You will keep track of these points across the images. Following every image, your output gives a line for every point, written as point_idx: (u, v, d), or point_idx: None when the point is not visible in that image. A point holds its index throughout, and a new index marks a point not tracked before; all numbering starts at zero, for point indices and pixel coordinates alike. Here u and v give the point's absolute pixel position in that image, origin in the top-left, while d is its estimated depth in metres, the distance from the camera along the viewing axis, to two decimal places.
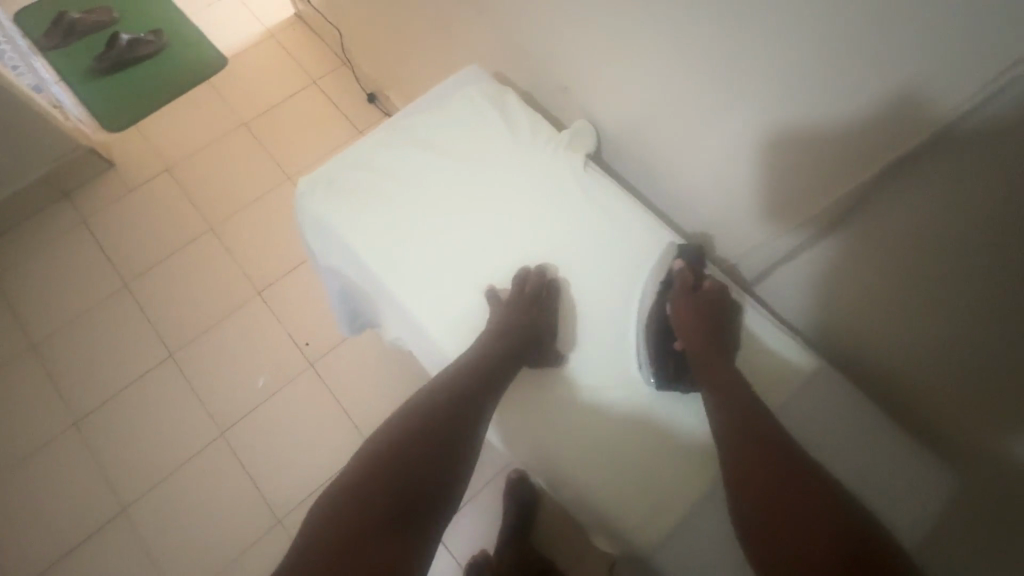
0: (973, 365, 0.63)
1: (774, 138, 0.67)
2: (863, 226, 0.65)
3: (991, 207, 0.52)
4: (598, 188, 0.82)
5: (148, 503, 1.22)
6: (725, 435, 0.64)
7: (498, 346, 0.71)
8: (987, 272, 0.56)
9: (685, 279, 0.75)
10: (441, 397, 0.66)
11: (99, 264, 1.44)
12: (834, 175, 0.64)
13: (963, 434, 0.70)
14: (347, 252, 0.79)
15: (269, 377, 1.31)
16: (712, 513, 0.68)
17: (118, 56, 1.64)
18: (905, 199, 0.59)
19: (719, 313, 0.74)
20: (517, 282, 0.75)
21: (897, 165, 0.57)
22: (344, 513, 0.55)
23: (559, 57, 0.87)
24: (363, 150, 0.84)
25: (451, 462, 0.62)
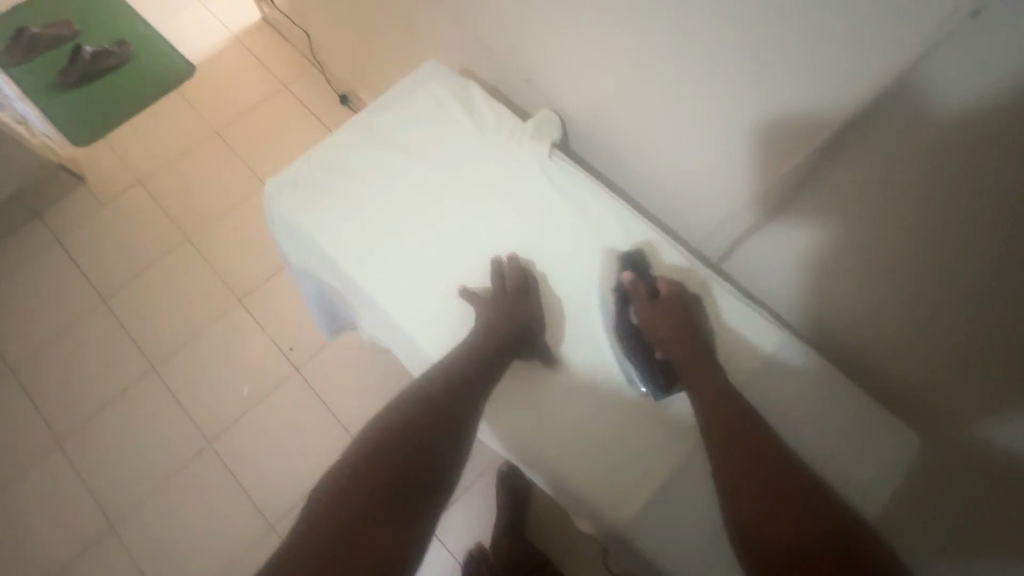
0: (933, 317, 0.65)
1: (731, 115, 0.69)
2: (817, 194, 0.66)
3: (939, 162, 0.54)
4: (570, 177, 0.83)
5: (137, 523, 1.20)
6: (711, 432, 0.64)
7: (488, 337, 0.71)
8: (937, 225, 0.57)
9: (640, 291, 0.75)
10: (434, 389, 0.66)
11: (75, 279, 1.42)
12: (797, 147, 0.65)
13: (949, 414, 0.71)
14: (319, 253, 0.79)
15: (254, 386, 1.31)
16: (691, 484, 0.69)
17: (83, 67, 1.62)
18: (870, 169, 0.60)
19: (685, 315, 0.73)
20: (495, 275, 0.76)
21: (847, 128, 0.59)
22: (347, 494, 0.55)
23: (519, 49, 0.87)
24: (323, 149, 0.84)
25: (441, 449, 0.62)
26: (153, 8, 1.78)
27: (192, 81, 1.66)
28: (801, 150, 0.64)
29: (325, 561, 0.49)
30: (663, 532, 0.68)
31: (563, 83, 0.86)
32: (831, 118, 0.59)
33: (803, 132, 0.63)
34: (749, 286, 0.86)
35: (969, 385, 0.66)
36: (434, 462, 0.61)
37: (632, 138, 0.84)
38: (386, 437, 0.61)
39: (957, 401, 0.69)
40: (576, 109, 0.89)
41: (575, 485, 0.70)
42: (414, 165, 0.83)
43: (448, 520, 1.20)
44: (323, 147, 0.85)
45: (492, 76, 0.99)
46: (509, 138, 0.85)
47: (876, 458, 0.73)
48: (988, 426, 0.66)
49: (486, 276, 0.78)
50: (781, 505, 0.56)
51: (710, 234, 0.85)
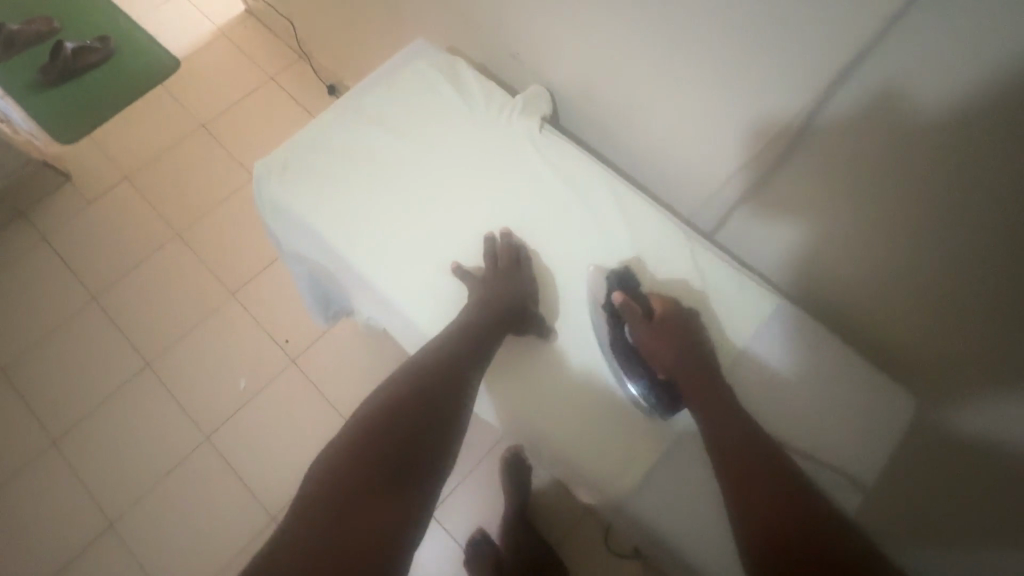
0: (927, 278, 0.64)
1: (716, 84, 0.68)
2: (806, 157, 0.66)
3: (928, 112, 0.53)
4: (559, 151, 0.83)
5: (136, 520, 1.19)
6: (716, 443, 0.61)
7: (481, 314, 0.71)
8: (927, 183, 0.57)
9: (634, 310, 0.70)
10: (428, 366, 0.66)
11: (64, 279, 1.40)
12: (784, 111, 0.64)
13: (947, 379, 0.71)
14: (309, 234, 0.78)
15: (250, 379, 1.30)
16: (688, 453, 0.70)
17: (63, 63, 1.59)
18: (859, 128, 0.60)
19: (683, 336, 0.70)
20: (489, 255, 0.75)
21: (833, 84, 0.58)
22: (347, 472, 0.55)
23: (505, 26, 0.86)
24: (311, 129, 0.83)
25: (439, 425, 0.62)
26: (135, 2, 1.76)
27: (176, 75, 1.63)
28: (787, 113, 0.64)
29: (324, 538, 0.49)
30: (662, 500, 0.68)
31: (550, 58, 0.85)
32: (816, 78, 0.59)
33: (788, 95, 0.63)
34: (741, 254, 0.86)
35: (966, 347, 0.66)
36: (431, 438, 0.61)
37: (621, 112, 0.83)
38: (381, 415, 0.61)
39: (951, 365, 0.69)
40: (565, 85, 0.88)
41: (575, 457, 0.70)
42: (402, 144, 0.82)
43: (450, 506, 1.20)
44: (311, 127, 0.84)
45: (480, 57, 0.97)
46: (498, 115, 0.85)
47: (876, 424, 0.72)
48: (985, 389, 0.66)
49: (480, 255, 0.77)
50: (781, 507, 0.54)
51: (703, 206, 0.85)
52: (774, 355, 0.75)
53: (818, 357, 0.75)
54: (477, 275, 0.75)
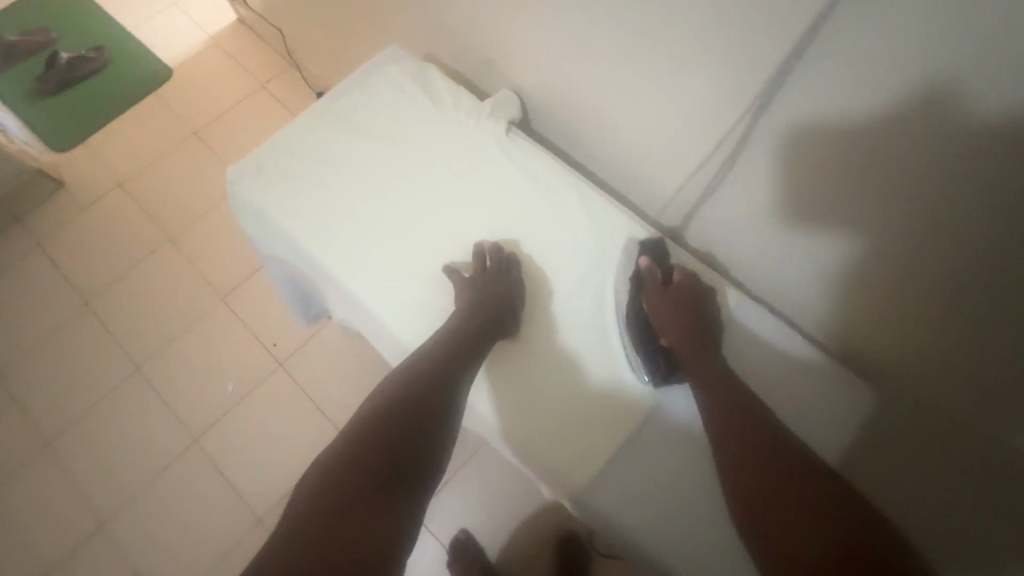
0: (880, 271, 0.66)
1: (672, 82, 0.69)
2: (760, 153, 0.68)
3: (868, 101, 0.55)
4: (526, 153, 0.84)
5: (126, 520, 1.21)
6: (715, 429, 0.64)
7: (468, 316, 0.72)
8: (874, 173, 0.59)
9: (655, 276, 0.75)
10: (416, 371, 0.68)
11: (57, 284, 1.43)
12: (736, 106, 0.66)
13: (902, 367, 0.74)
14: (282, 237, 0.80)
15: (239, 381, 1.32)
16: (644, 442, 0.73)
17: (59, 72, 1.63)
18: (807, 121, 0.61)
19: (696, 305, 0.74)
20: (477, 258, 0.77)
21: (777, 78, 0.60)
22: (348, 469, 0.56)
23: (476, 31, 0.88)
24: (284, 133, 0.85)
25: (434, 426, 0.64)
26: (127, 11, 1.79)
27: (169, 83, 1.66)
28: (738, 110, 0.66)
29: (320, 538, 0.50)
30: (617, 492, 0.71)
31: (519, 63, 0.86)
32: (764, 72, 0.60)
33: (739, 91, 0.64)
34: (706, 252, 0.87)
35: (928, 335, 0.67)
36: (423, 437, 0.62)
37: (589, 114, 0.84)
38: (373, 419, 0.62)
39: (914, 357, 0.71)
40: (534, 91, 0.89)
41: (536, 453, 0.72)
42: (373, 147, 0.84)
43: (435, 507, 1.21)
44: (285, 131, 0.85)
45: (455, 63, 0.99)
46: (467, 117, 0.86)
47: (838, 415, 0.75)
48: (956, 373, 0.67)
49: (469, 255, 0.79)
50: (784, 479, 0.56)
51: (667, 207, 0.86)
52: (770, 339, 0.78)
53: (773, 352, 0.78)
54: (466, 274, 0.77)
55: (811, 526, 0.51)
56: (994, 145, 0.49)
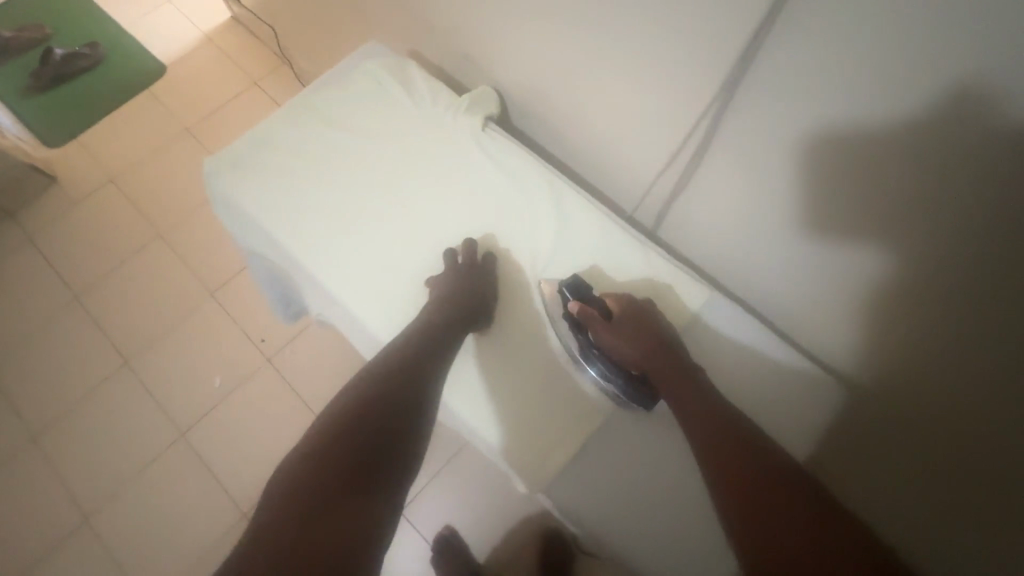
0: (846, 267, 0.66)
1: (643, 75, 0.70)
2: (728, 146, 0.68)
3: (827, 93, 0.56)
4: (500, 148, 0.85)
5: (112, 514, 1.21)
6: (696, 435, 0.62)
7: (441, 314, 0.73)
8: (838, 166, 0.59)
9: (592, 316, 0.71)
10: (389, 369, 0.68)
11: (48, 279, 1.43)
12: (703, 99, 0.66)
13: (869, 373, 0.73)
14: (258, 230, 0.80)
15: (226, 376, 1.32)
16: (609, 440, 0.75)
17: (53, 69, 1.64)
18: (770, 114, 0.61)
19: (642, 327, 0.70)
20: (449, 258, 0.77)
21: (739, 70, 0.61)
22: (313, 471, 0.55)
23: (456, 28, 0.88)
24: (261, 128, 0.86)
25: (402, 421, 0.63)
26: (121, 8, 1.80)
27: (162, 80, 1.67)
28: (704, 102, 0.66)
29: (300, 545, 0.47)
30: (581, 488, 0.73)
31: (499, 59, 0.87)
32: (728, 65, 0.61)
33: (705, 84, 0.65)
34: (680, 248, 0.88)
35: (887, 335, 0.67)
36: (399, 429, 0.62)
37: (566, 111, 0.85)
38: (344, 418, 0.61)
39: (873, 359, 0.71)
40: (513, 87, 0.89)
41: (502, 450, 0.73)
42: (349, 140, 0.84)
43: (419, 505, 1.22)
44: (262, 125, 0.86)
45: (438, 60, 1.00)
46: (444, 113, 0.87)
47: (805, 410, 0.76)
48: (920, 380, 0.67)
49: (440, 259, 0.79)
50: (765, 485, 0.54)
51: (642, 204, 0.87)
52: (743, 335, 0.79)
53: (744, 349, 0.78)
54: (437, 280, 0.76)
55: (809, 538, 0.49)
56: (952, 134, 0.50)
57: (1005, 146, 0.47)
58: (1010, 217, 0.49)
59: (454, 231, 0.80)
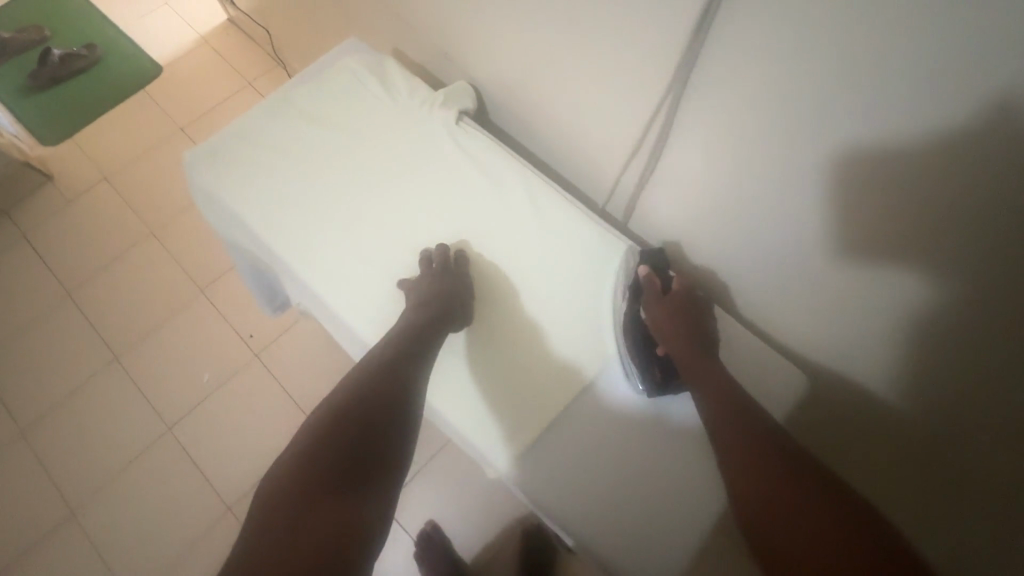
0: (804, 257, 0.68)
1: (605, 68, 0.71)
2: (685, 137, 0.69)
3: (771, 83, 0.57)
4: (472, 141, 0.86)
5: (96, 507, 1.22)
6: (717, 433, 0.64)
7: (419, 314, 0.73)
8: (789, 155, 0.60)
9: (654, 286, 0.75)
10: (370, 369, 0.68)
11: (41, 275, 1.45)
12: (659, 90, 0.67)
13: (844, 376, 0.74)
14: (235, 220, 0.82)
15: (213, 372, 1.33)
16: (576, 425, 0.75)
17: (50, 69, 1.66)
18: (722, 104, 0.63)
19: (693, 311, 0.74)
20: (423, 260, 0.77)
21: (687, 62, 0.62)
22: (301, 472, 0.55)
23: (435, 25, 0.90)
24: (239, 122, 0.87)
25: (384, 417, 0.63)
26: (118, 11, 1.83)
27: (156, 80, 1.70)
28: (659, 93, 0.67)
29: (303, 544, 0.48)
30: (544, 475, 0.72)
31: (475, 56, 0.88)
32: (678, 56, 0.62)
33: (660, 76, 0.66)
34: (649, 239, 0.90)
35: (850, 321, 0.68)
36: (379, 425, 0.62)
37: (540, 107, 0.86)
38: (334, 417, 0.61)
39: (834, 342, 0.73)
40: (489, 84, 0.91)
41: (471, 438, 0.74)
42: (325, 134, 0.86)
43: (403, 502, 1.22)
44: (240, 119, 0.88)
45: (420, 59, 1.01)
46: (420, 107, 0.88)
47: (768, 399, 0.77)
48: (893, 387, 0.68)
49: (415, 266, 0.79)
50: (783, 483, 0.57)
51: (613, 195, 0.88)
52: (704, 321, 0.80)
53: None
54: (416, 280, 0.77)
55: (813, 546, 0.50)
56: (894, 123, 0.50)
57: (944, 135, 0.47)
58: (958, 207, 0.50)
59: (424, 220, 0.82)
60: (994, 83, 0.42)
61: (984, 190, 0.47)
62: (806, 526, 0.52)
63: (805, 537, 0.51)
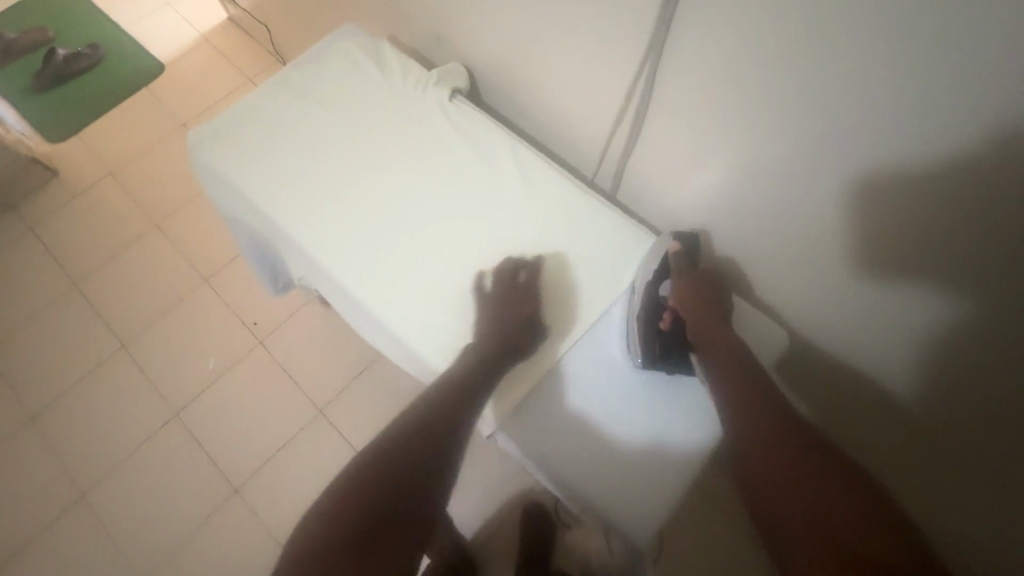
0: (782, 218, 0.71)
1: (588, 44, 0.74)
2: (664, 105, 0.72)
3: (740, 48, 0.59)
4: (466, 117, 0.90)
5: (107, 490, 1.25)
6: (736, 422, 0.66)
7: (491, 337, 0.76)
8: (761, 118, 0.63)
9: (682, 263, 0.77)
10: (444, 391, 0.71)
11: (49, 268, 1.48)
12: (637, 61, 0.70)
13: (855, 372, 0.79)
14: (238, 196, 0.85)
15: (218, 358, 1.36)
16: (564, 380, 0.77)
17: (53, 68, 1.70)
18: (697, 71, 0.65)
19: (716, 293, 0.76)
20: (506, 270, 0.79)
21: (661, 32, 0.65)
22: (357, 494, 0.59)
23: (427, 9, 0.93)
24: (239, 106, 0.91)
25: (443, 452, 0.66)
26: (119, 11, 1.87)
27: (157, 77, 1.73)
28: (636, 63, 0.70)
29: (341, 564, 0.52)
30: (537, 431, 0.74)
31: (467, 38, 0.91)
32: (651, 27, 0.65)
33: (637, 47, 0.68)
34: (637, 209, 0.93)
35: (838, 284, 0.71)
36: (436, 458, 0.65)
37: (531, 87, 0.89)
38: (404, 440, 0.66)
39: (833, 312, 0.75)
40: (480, 65, 0.94)
41: None
42: (325, 115, 0.89)
43: None
44: (239, 104, 0.91)
45: (414, 44, 1.05)
46: (414, 87, 0.92)
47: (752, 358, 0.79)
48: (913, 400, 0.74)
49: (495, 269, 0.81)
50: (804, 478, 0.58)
51: (600, 167, 0.92)
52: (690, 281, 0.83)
53: None
54: (490, 289, 0.79)
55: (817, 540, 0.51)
56: (857, 77, 0.53)
57: (898, 87, 0.50)
58: (919, 154, 0.53)
59: (425, 196, 0.85)
60: (940, 35, 0.45)
61: (939, 135, 0.50)
62: (827, 516, 0.52)
63: (803, 513, 0.54)
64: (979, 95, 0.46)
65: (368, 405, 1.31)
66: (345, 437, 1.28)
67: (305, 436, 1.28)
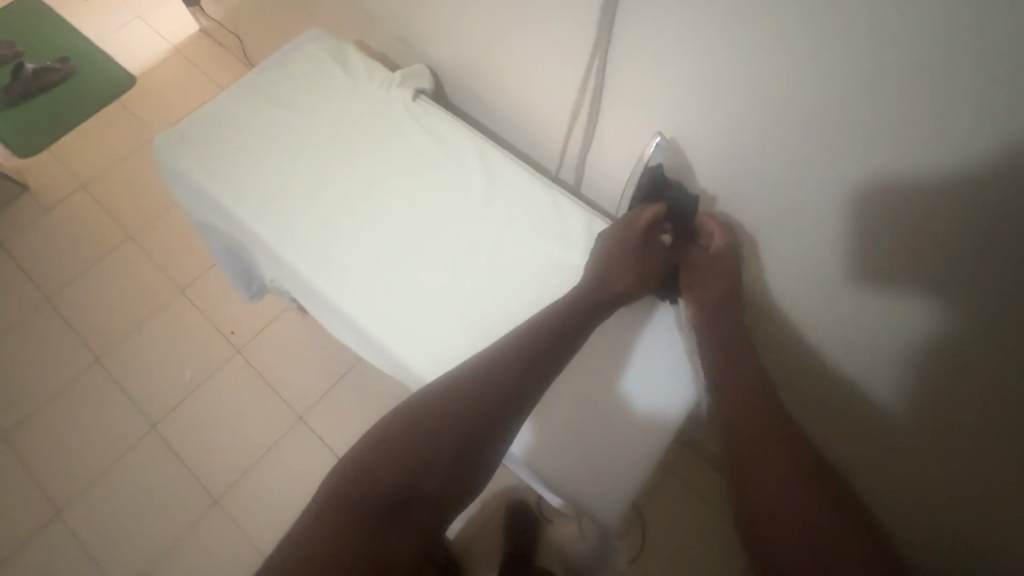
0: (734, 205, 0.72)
1: (543, 41, 0.76)
2: (616, 98, 0.74)
3: (679, 41, 0.62)
4: (429, 117, 0.91)
5: (82, 506, 1.23)
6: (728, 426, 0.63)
7: (595, 281, 0.73)
8: (705, 107, 0.65)
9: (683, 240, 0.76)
10: (539, 325, 0.68)
11: (20, 284, 1.46)
12: (588, 55, 0.72)
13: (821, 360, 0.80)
14: (206, 200, 0.86)
15: (194, 368, 1.35)
16: None
17: (22, 81, 1.69)
18: (643, 64, 0.67)
19: (724, 274, 0.73)
20: (633, 216, 0.76)
21: (606, 27, 0.67)
22: (422, 424, 0.58)
23: (390, 13, 0.95)
24: (204, 112, 0.91)
25: (523, 396, 0.62)
26: (88, 24, 1.86)
27: (128, 89, 1.73)
28: (588, 57, 0.72)
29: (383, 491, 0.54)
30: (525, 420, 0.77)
31: (430, 40, 0.93)
32: (597, 22, 0.67)
33: (587, 41, 0.71)
34: (599, 201, 0.94)
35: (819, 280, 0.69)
36: (513, 402, 0.61)
37: (494, 86, 0.91)
38: (488, 374, 0.62)
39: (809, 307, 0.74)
40: (444, 66, 0.96)
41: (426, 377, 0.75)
42: (289, 117, 0.90)
43: None
44: (203, 109, 0.91)
45: (380, 48, 1.06)
46: (377, 88, 0.93)
47: None
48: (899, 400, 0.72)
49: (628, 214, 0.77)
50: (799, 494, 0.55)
51: (563, 161, 0.93)
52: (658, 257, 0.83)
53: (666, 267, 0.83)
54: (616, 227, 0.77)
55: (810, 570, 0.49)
56: (786, 66, 0.55)
57: (826, 74, 0.52)
58: (846, 138, 0.55)
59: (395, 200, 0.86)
60: (855, 24, 0.48)
61: (864, 119, 0.53)
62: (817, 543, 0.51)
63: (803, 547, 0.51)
64: (895, 81, 0.48)
65: (347, 410, 1.31)
66: (324, 443, 1.28)
67: (284, 445, 1.27)
